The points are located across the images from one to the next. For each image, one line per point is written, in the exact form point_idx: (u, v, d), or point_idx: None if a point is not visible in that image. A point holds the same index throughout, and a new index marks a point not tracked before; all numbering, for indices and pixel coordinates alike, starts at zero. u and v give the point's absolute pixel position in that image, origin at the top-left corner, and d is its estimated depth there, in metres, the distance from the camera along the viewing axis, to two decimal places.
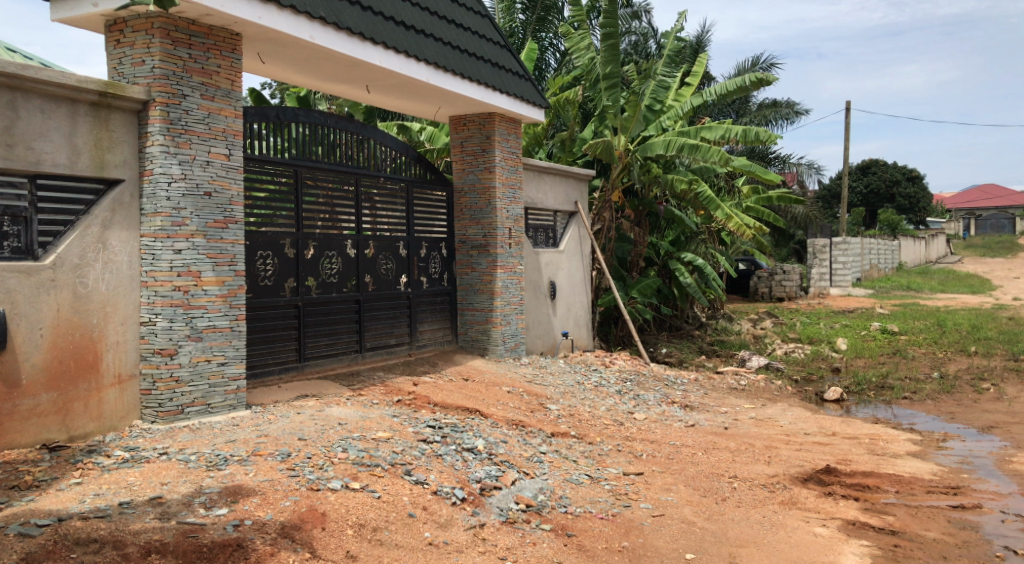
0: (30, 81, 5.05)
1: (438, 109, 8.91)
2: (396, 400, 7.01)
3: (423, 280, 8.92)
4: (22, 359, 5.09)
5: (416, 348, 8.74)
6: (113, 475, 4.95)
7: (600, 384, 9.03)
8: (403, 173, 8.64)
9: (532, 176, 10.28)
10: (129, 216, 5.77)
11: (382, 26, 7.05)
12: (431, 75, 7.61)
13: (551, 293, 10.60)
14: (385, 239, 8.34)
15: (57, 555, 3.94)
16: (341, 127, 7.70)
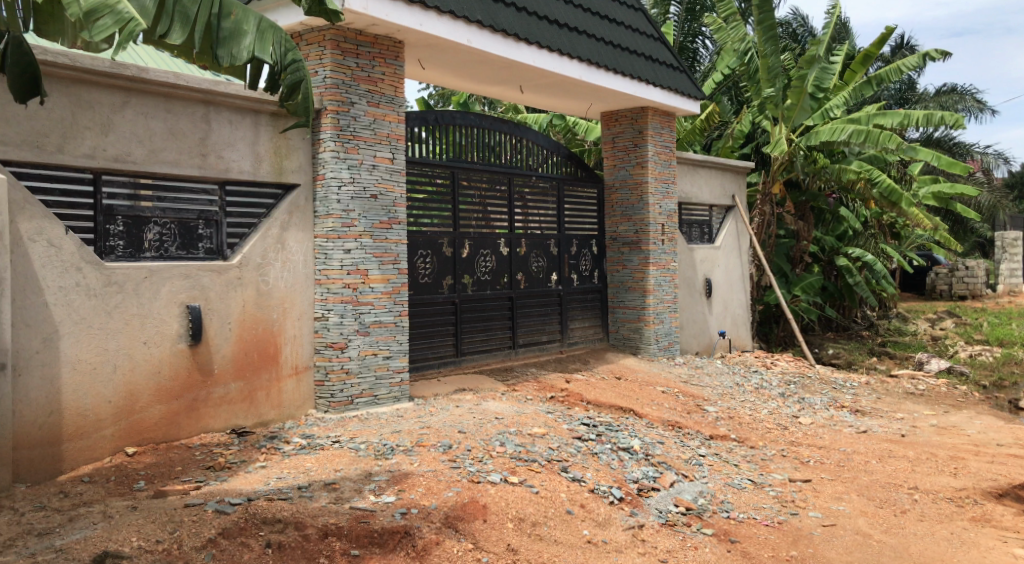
0: (220, 95, 5.55)
1: (590, 105, 8.90)
2: (549, 397, 7.07)
3: (574, 278, 8.94)
4: (215, 351, 5.62)
5: (567, 346, 8.78)
6: (293, 460, 5.31)
7: (761, 386, 8.70)
8: (554, 171, 8.71)
9: (686, 170, 10.08)
10: (305, 218, 6.17)
11: (536, 26, 7.13)
12: (584, 72, 7.60)
13: (708, 290, 10.31)
14: (536, 237, 8.42)
15: (248, 532, 4.32)
16: (496, 128, 7.86)
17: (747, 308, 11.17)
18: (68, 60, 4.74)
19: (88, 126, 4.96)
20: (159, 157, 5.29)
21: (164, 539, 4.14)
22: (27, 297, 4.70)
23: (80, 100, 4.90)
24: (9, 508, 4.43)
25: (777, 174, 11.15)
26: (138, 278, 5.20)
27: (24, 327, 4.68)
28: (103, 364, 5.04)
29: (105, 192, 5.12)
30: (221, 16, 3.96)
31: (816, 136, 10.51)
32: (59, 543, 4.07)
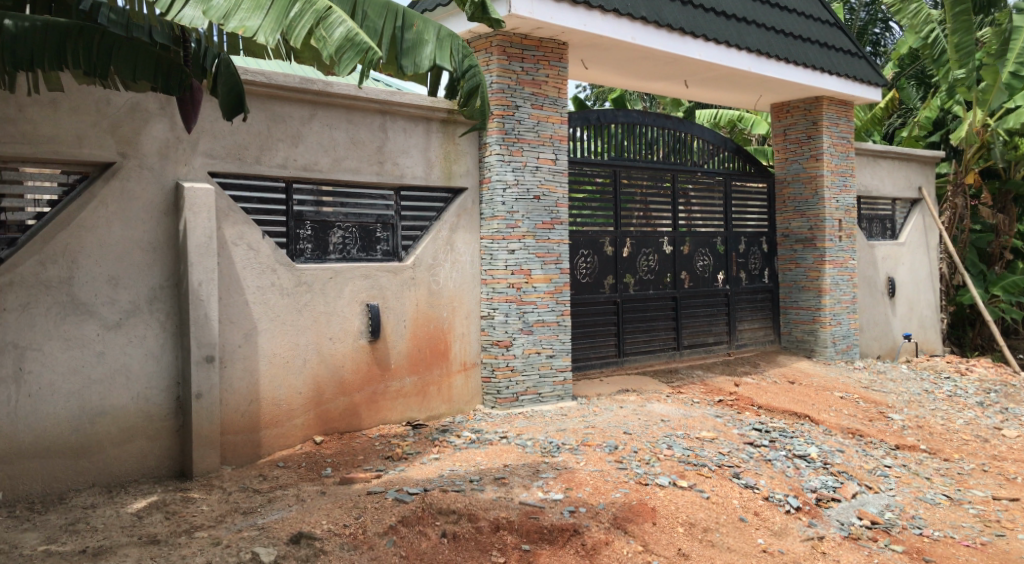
0: (395, 104, 5.87)
1: (758, 97, 8.58)
2: (718, 400, 6.91)
3: (742, 276, 8.65)
4: (392, 347, 5.95)
5: (735, 348, 8.50)
6: (464, 454, 5.51)
7: (954, 395, 8.01)
8: (720, 167, 8.48)
9: (866, 162, 9.52)
10: (472, 220, 6.39)
11: (702, 18, 6.95)
12: (753, 63, 7.32)
13: (891, 290, 9.68)
14: (700, 236, 8.23)
15: (426, 520, 4.53)
16: (658, 125, 7.76)
17: (938, 310, 10.38)
18: (264, 79, 5.22)
19: (281, 138, 5.46)
20: (342, 165, 5.71)
21: (351, 524, 4.46)
22: (231, 295, 5.24)
23: (274, 115, 5.40)
24: (219, 486, 5.03)
25: (972, 163, 10.39)
26: (324, 278, 5.64)
27: (229, 323, 5.22)
28: (295, 357, 5.51)
29: (296, 199, 5.60)
30: (404, 28, 4.24)
31: (1014, 118, 9.58)
32: (261, 521, 4.55)
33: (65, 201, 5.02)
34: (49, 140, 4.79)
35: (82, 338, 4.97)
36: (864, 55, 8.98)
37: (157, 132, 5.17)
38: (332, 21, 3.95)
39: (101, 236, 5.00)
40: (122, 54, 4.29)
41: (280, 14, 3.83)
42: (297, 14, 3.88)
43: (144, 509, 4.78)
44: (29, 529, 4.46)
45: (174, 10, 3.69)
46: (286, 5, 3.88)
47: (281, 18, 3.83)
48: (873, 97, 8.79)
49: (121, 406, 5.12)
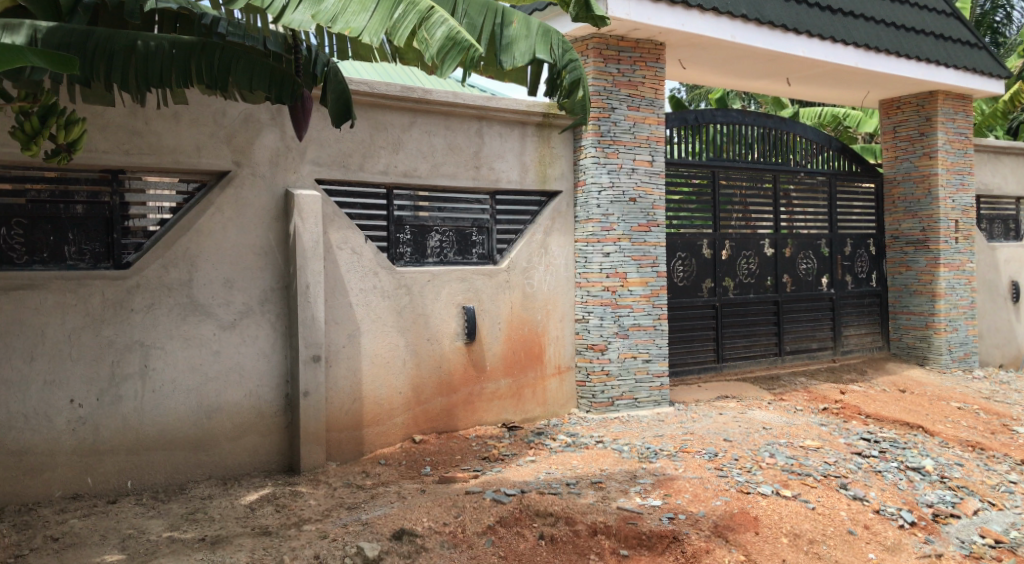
0: (492, 109, 5.95)
1: (865, 93, 8.27)
2: (822, 408, 6.82)
3: (848, 280, 8.35)
4: (487, 349, 6.04)
5: (840, 354, 8.22)
6: (560, 457, 5.56)
7: None
8: (823, 167, 8.21)
9: (985, 158, 9.00)
10: (566, 223, 6.42)
11: (806, 14, 6.75)
12: (860, 59, 7.07)
13: (1013, 294, 9.20)
14: (802, 238, 8.01)
15: (524, 522, 4.59)
16: (759, 123, 7.58)
17: None
18: (368, 88, 5.40)
19: (383, 146, 5.65)
20: (440, 171, 5.85)
21: (451, 522, 4.56)
22: (336, 297, 5.45)
23: (376, 123, 5.58)
24: (325, 482, 5.24)
25: None
26: (423, 280, 5.78)
27: (334, 324, 5.43)
28: (395, 358, 5.68)
29: (396, 204, 5.77)
30: (504, 25, 4.28)
31: None
32: (365, 517, 4.71)
33: (185, 207, 5.41)
34: (171, 151, 5.15)
35: (201, 337, 5.29)
36: (983, 44, 8.47)
37: (268, 142, 5.45)
38: (435, 21, 3.97)
39: (218, 240, 5.31)
40: (240, 68, 4.56)
41: (385, 14, 3.90)
42: (401, 14, 3.94)
43: (257, 502, 5.03)
44: (154, 517, 4.80)
45: (287, 16, 3.81)
46: (391, 5, 3.94)
47: (386, 19, 3.90)
48: (991, 89, 8.31)
49: (235, 402, 5.42)
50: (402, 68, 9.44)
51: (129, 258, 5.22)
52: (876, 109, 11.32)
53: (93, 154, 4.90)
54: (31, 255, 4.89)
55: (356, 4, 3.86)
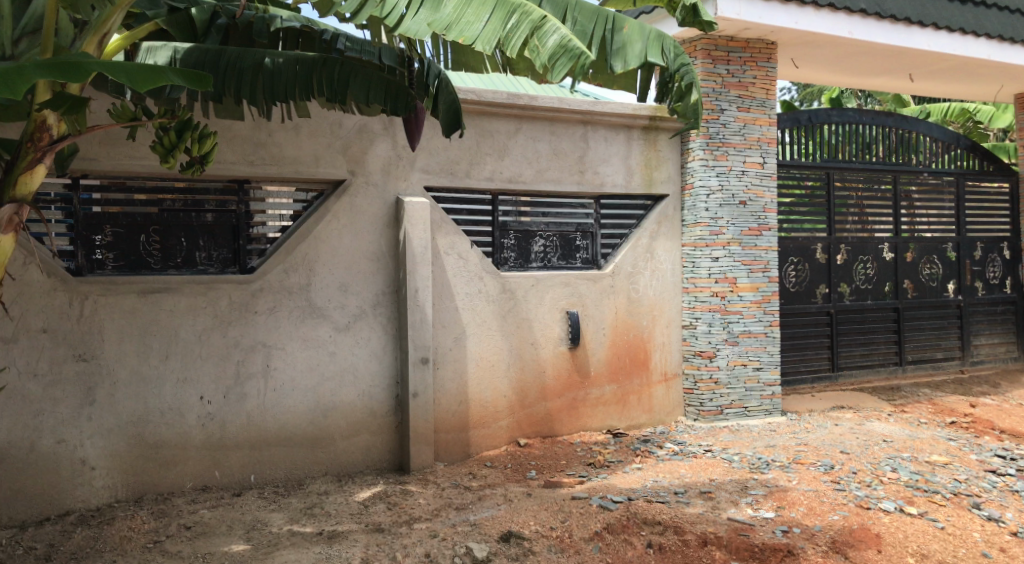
0: (597, 113, 5.95)
1: (998, 88, 7.82)
2: (950, 422, 6.53)
3: (978, 286, 8.00)
4: (592, 354, 6.04)
5: (970, 365, 7.90)
6: (668, 465, 5.52)
7: None
8: (949, 167, 7.87)
9: None
10: (673, 227, 6.34)
11: (932, 5, 6.46)
12: (992, 51, 6.71)
13: None
14: (926, 242, 7.68)
15: (631, 530, 4.53)
16: (877, 123, 7.26)
17: None
18: (475, 97, 5.51)
19: (489, 152, 5.74)
20: (545, 176, 5.89)
21: (558, 526, 4.58)
22: (443, 301, 5.60)
23: (483, 130, 5.68)
24: (434, 482, 5.38)
25: None
26: (527, 285, 5.85)
27: (441, 328, 5.58)
28: (500, 362, 5.77)
29: (501, 210, 5.88)
30: (615, 30, 4.19)
31: None
32: (473, 517, 4.82)
33: (304, 214, 5.69)
34: (292, 161, 5.42)
35: (318, 339, 5.54)
36: None
37: (381, 151, 5.65)
38: (547, 29, 3.79)
39: (333, 246, 5.54)
40: (358, 82, 4.75)
41: (499, 24, 3.77)
42: (515, 23, 3.79)
43: (370, 499, 5.20)
44: (275, 510, 5.05)
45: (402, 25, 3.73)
46: (505, 14, 3.80)
47: (499, 28, 3.77)
48: None
49: (349, 402, 5.63)
50: (506, 76, 9.60)
51: (253, 263, 5.53)
52: (1010, 102, 10.71)
53: (222, 165, 5.22)
54: (166, 260, 5.26)
55: (470, 14, 3.77)
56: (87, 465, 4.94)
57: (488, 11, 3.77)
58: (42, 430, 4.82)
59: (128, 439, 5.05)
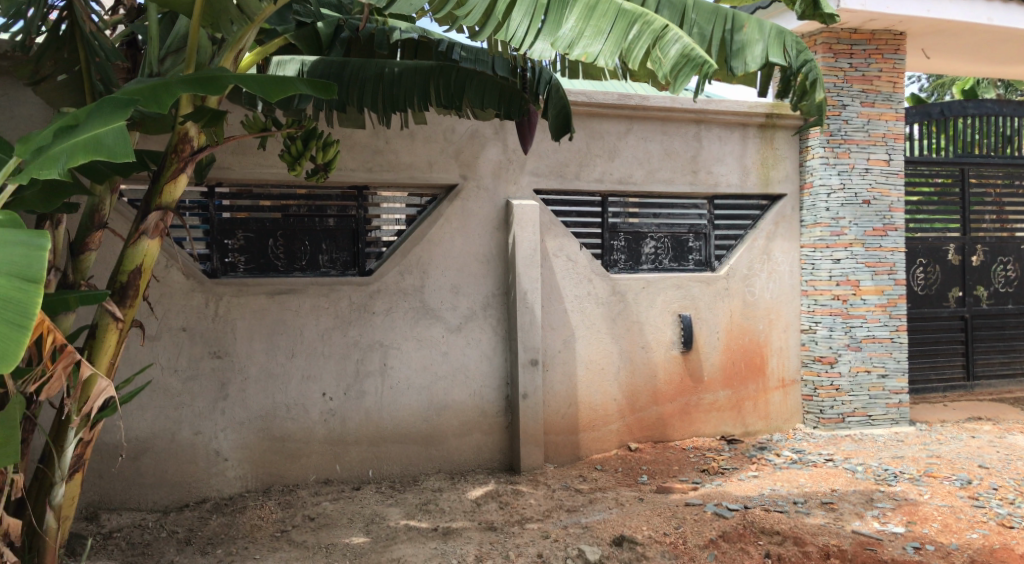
0: (710, 112, 5.88)
1: None
2: None
3: None
4: (705, 358, 6.01)
5: None
6: (785, 474, 5.38)
7: None
8: None
9: None
10: (791, 228, 6.27)
11: None
12: None
13: None
14: None
15: (748, 539, 4.41)
16: (1018, 113, 6.85)
17: None
18: (586, 98, 5.52)
19: (599, 154, 5.76)
20: (656, 176, 5.87)
21: (671, 533, 4.51)
22: (552, 304, 5.67)
23: (593, 132, 5.69)
24: (545, 483, 5.44)
25: None
26: (637, 287, 5.85)
27: (550, 329, 5.65)
28: (610, 365, 5.79)
29: (611, 211, 5.90)
30: (734, 30, 3.96)
31: None
32: (585, 520, 4.83)
33: (418, 218, 5.86)
34: (408, 167, 5.59)
35: (431, 339, 5.68)
36: None
37: (492, 155, 5.74)
38: (670, 39, 3.60)
39: (446, 249, 5.67)
40: (474, 88, 4.84)
41: (620, 35, 3.60)
42: (636, 34, 3.63)
43: (482, 497, 5.29)
44: (392, 505, 5.21)
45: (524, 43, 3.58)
46: (626, 25, 3.64)
47: (621, 41, 3.61)
48: None
49: (461, 401, 5.75)
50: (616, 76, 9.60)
51: (371, 265, 5.74)
52: None
53: (342, 172, 5.43)
54: (291, 263, 5.52)
55: (592, 29, 3.59)
56: (221, 456, 5.25)
57: (609, 24, 3.61)
58: (182, 422, 5.16)
59: (256, 433, 5.33)
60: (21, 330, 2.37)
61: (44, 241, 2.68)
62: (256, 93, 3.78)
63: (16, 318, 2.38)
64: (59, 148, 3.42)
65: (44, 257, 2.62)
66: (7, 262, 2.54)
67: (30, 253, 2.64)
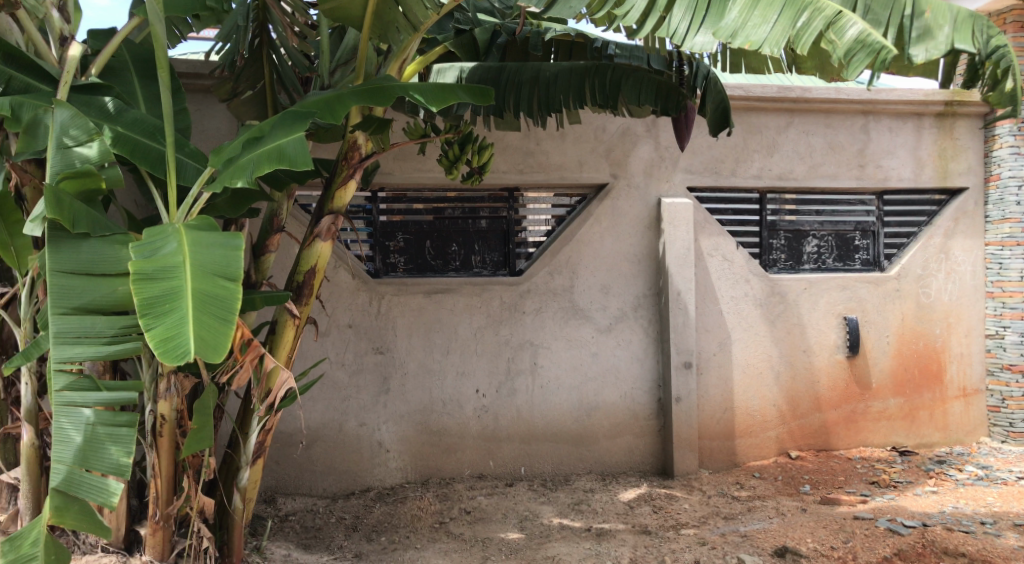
0: (882, 102, 5.71)
1: None
2: None
3: None
4: (873, 364, 5.84)
5: None
6: (969, 492, 5.03)
7: None
8: None
9: None
10: (974, 224, 5.96)
11: None
12: None
13: None
14: None
15: (929, 559, 4.07)
16: None
17: None
18: (744, 93, 5.47)
19: (757, 149, 5.70)
20: (820, 171, 5.76)
21: (839, 547, 4.25)
22: (707, 305, 5.68)
23: (751, 127, 5.65)
24: (699, 489, 5.40)
25: None
26: (798, 288, 5.77)
27: (705, 331, 5.67)
28: (768, 369, 5.74)
29: (770, 209, 5.83)
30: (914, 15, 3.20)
31: None
32: (744, 529, 4.69)
33: (567, 218, 5.87)
34: (558, 167, 5.62)
35: (582, 339, 5.69)
36: None
37: (643, 153, 5.69)
38: (845, 24, 3.04)
39: (596, 248, 5.66)
40: (631, 85, 4.80)
41: (788, 23, 3.07)
42: (806, 21, 3.07)
43: (636, 500, 5.26)
44: (545, 503, 5.27)
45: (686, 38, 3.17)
46: (794, 12, 3.09)
47: (789, 29, 3.08)
48: None
49: (612, 403, 5.72)
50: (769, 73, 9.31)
51: (521, 266, 5.81)
52: None
53: (494, 174, 5.54)
54: (445, 263, 5.71)
55: (757, 18, 3.09)
56: (384, 447, 5.50)
57: (777, 11, 3.09)
58: (348, 414, 5.45)
59: (415, 426, 5.54)
60: (226, 323, 2.97)
61: (238, 243, 3.25)
62: (421, 102, 3.97)
63: (222, 314, 2.98)
64: (249, 158, 3.65)
65: (239, 257, 3.19)
66: (211, 262, 3.12)
67: (227, 252, 3.22)
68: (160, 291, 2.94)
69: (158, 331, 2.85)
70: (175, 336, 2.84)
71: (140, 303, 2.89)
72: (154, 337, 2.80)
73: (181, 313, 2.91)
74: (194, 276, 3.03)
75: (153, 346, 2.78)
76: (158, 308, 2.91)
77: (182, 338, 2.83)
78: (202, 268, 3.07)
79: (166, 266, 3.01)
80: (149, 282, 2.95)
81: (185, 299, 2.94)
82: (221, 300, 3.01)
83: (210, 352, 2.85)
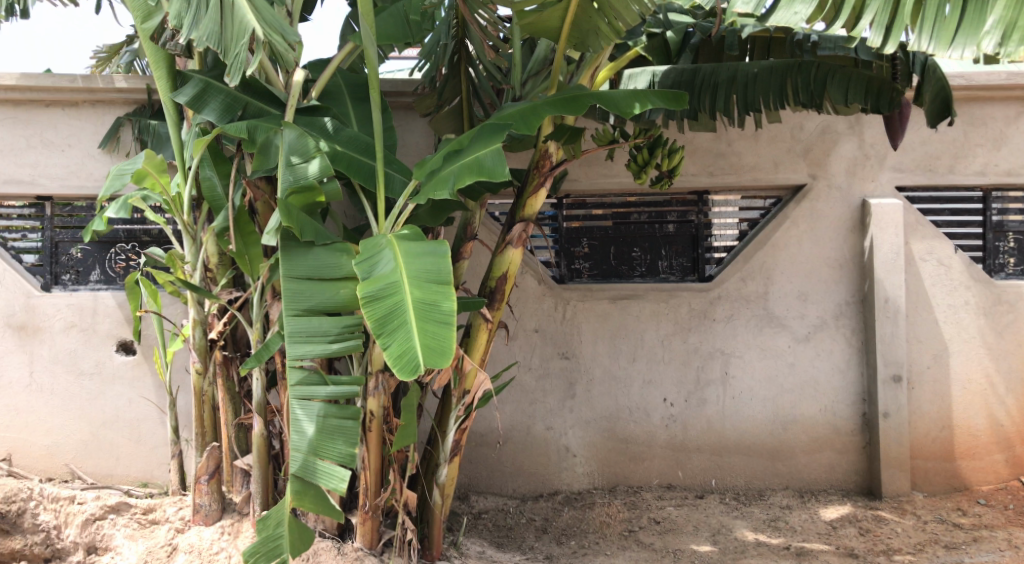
0: None
1: None
2: None
3: None
4: None
5: None
6: None
7: None
8: None
9: None
10: None
11: None
12: None
13: None
14: None
15: None
16: None
17: None
18: (966, 81, 5.10)
19: (980, 143, 5.31)
20: None
21: None
22: (920, 315, 5.29)
23: (974, 118, 5.30)
24: (912, 512, 5.01)
25: None
26: None
27: (917, 343, 5.28)
28: (994, 385, 5.27)
29: (995, 208, 5.40)
30: None
31: None
32: (970, 561, 4.33)
33: (760, 222, 5.65)
34: (751, 169, 5.42)
35: (777, 349, 5.44)
36: None
37: (846, 151, 5.39)
38: None
39: (793, 253, 5.41)
40: (837, 81, 4.51)
41: None
42: None
43: (839, 520, 4.95)
44: (739, 517, 5.08)
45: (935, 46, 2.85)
46: None
47: None
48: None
49: (811, 416, 5.42)
50: None
51: (711, 271, 5.65)
52: None
53: (683, 177, 5.42)
54: (630, 269, 5.64)
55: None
56: (570, 451, 5.50)
57: None
58: (535, 417, 5.50)
59: (601, 433, 5.51)
60: (447, 326, 3.08)
61: (444, 249, 3.41)
62: (613, 107, 3.96)
63: (442, 318, 3.11)
64: (448, 170, 3.80)
65: (447, 261, 3.34)
66: (424, 272, 3.29)
67: (436, 259, 3.38)
68: (386, 310, 3.13)
69: (393, 347, 3.03)
70: (407, 349, 3.00)
71: (372, 324, 3.10)
72: (389, 353, 2.98)
73: (409, 327, 3.07)
74: (411, 287, 3.20)
75: (389, 362, 2.95)
76: (388, 325, 3.09)
77: (413, 350, 2.98)
78: (417, 279, 3.24)
79: (387, 283, 3.21)
80: (375, 302, 3.16)
81: (409, 311, 3.11)
82: (439, 307, 3.14)
83: (439, 356, 2.97)
